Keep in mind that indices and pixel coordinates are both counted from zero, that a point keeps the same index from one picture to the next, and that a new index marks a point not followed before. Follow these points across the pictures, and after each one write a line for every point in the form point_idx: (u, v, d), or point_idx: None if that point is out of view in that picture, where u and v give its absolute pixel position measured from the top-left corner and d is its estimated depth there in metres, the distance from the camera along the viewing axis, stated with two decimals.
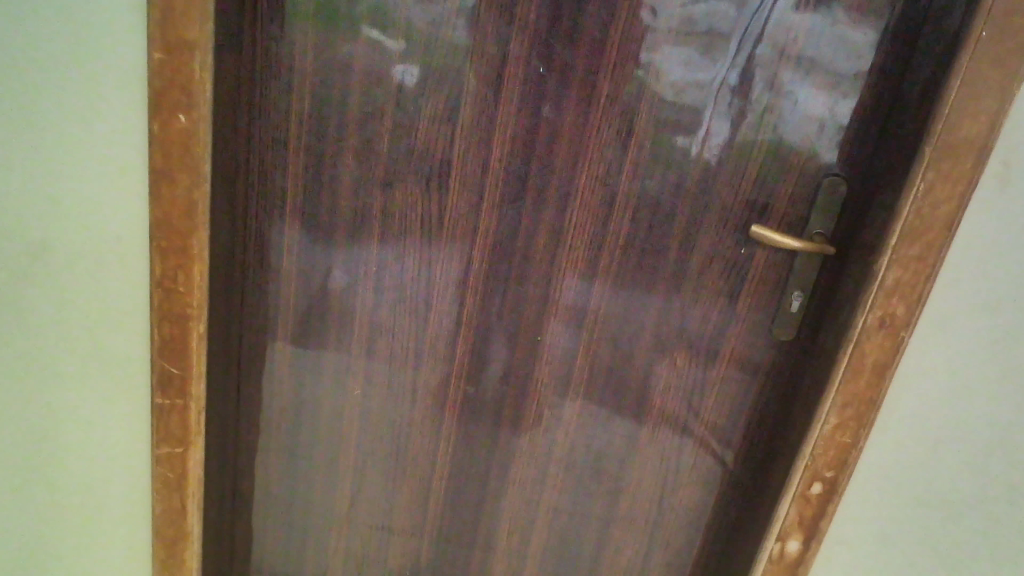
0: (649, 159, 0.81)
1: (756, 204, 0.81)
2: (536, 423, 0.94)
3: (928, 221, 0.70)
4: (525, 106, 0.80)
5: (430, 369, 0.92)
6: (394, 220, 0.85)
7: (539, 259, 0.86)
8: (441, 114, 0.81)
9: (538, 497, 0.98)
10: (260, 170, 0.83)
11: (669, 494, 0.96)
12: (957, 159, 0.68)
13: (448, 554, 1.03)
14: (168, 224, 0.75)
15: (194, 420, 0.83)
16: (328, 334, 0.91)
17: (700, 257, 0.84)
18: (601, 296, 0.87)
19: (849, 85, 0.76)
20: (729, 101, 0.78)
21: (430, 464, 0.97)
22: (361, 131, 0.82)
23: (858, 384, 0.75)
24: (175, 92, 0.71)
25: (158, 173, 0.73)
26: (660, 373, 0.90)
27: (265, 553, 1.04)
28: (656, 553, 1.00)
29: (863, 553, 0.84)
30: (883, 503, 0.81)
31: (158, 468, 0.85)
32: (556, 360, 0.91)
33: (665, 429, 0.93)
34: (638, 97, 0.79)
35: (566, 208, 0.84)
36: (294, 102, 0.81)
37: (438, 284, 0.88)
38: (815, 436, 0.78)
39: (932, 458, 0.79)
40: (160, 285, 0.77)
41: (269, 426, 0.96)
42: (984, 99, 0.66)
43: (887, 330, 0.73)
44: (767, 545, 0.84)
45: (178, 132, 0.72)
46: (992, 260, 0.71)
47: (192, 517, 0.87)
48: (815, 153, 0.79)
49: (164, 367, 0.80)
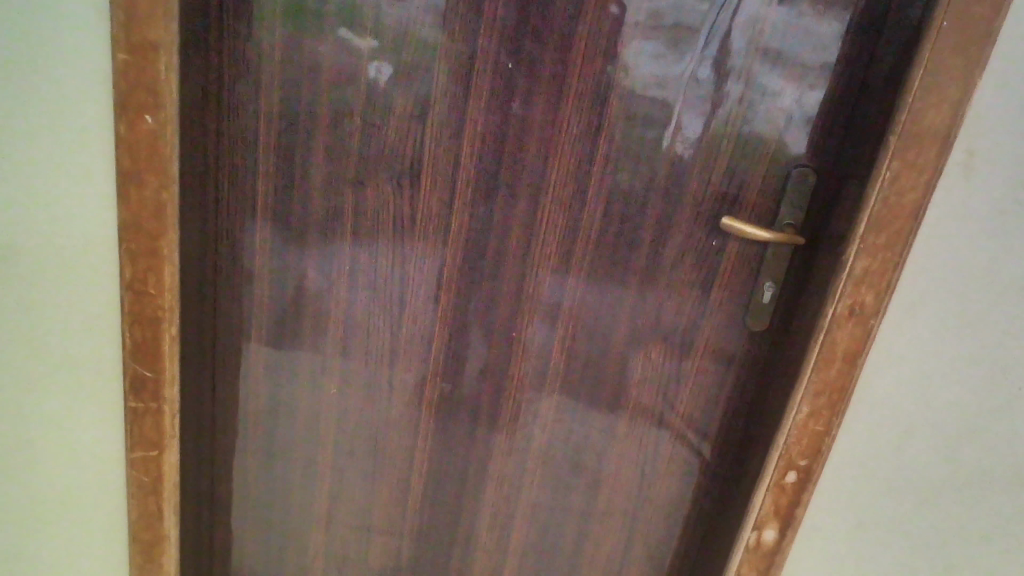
0: (620, 153, 0.81)
1: (727, 196, 0.82)
2: (513, 419, 0.94)
3: (894, 210, 0.70)
4: (496, 102, 0.80)
5: (405, 367, 0.92)
6: (366, 219, 0.85)
7: (512, 256, 0.86)
8: (411, 111, 0.81)
9: (517, 494, 0.98)
10: (230, 171, 0.83)
11: (646, 486, 0.97)
12: (921, 148, 0.68)
13: (428, 552, 1.03)
14: (138, 226, 0.75)
15: (169, 424, 0.83)
16: (302, 335, 0.91)
17: (673, 250, 0.85)
18: (575, 292, 0.87)
19: (816, 76, 0.77)
20: (699, 94, 0.78)
21: (408, 463, 0.97)
22: (331, 130, 0.81)
23: (830, 372, 0.76)
24: (141, 93, 0.70)
25: (126, 176, 0.73)
26: (636, 366, 0.90)
27: (244, 555, 1.03)
28: (635, 546, 1.00)
29: (839, 540, 0.85)
30: (857, 489, 0.82)
31: (132, 472, 0.84)
32: (532, 355, 0.91)
33: (642, 422, 0.93)
34: (607, 92, 0.79)
35: (537, 203, 0.84)
36: (262, 101, 0.80)
37: (412, 283, 0.88)
38: (789, 425, 0.79)
39: (904, 444, 0.80)
40: (130, 288, 0.77)
41: (246, 428, 0.96)
42: (946, 89, 0.67)
43: (856, 319, 0.74)
44: (744, 535, 0.84)
45: (145, 133, 0.71)
46: (958, 247, 0.72)
47: (168, 520, 0.87)
48: (784, 144, 0.79)
49: (136, 370, 0.80)
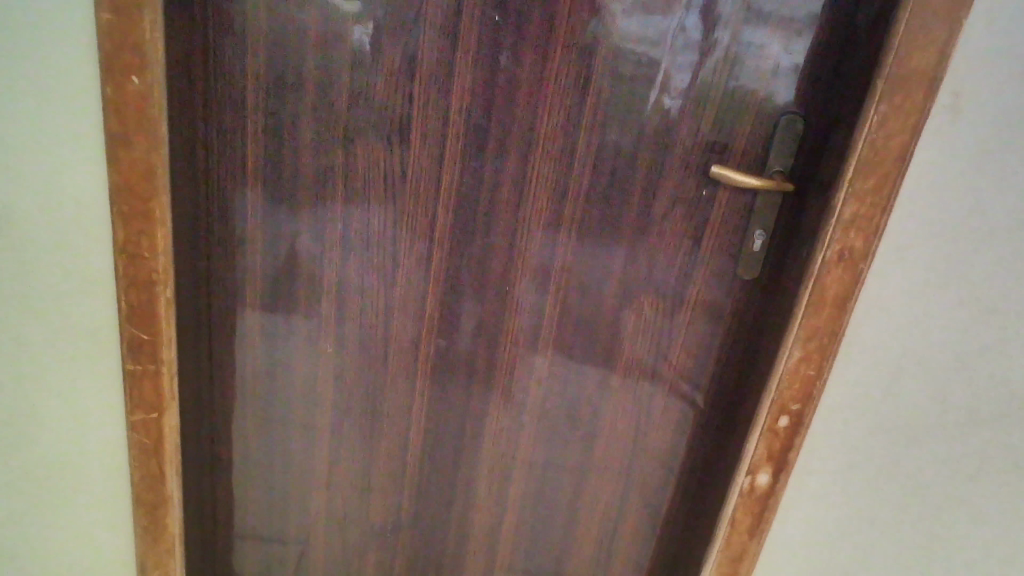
0: (609, 106, 0.81)
1: (716, 147, 0.82)
2: (508, 375, 0.95)
3: (882, 154, 0.71)
4: (483, 57, 0.80)
5: (401, 325, 0.93)
6: (357, 179, 0.85)
7: (503, 212, 0.87)
8: (398, 68, 0.80)
9: (514, 449, 1.00)
10: (219, 133, 0.83)
11: (642, 437, 0.98)
12: (908, 91, 0.69)
13: (427, 509, 1.04)
14: (128, 189, 0.75)
15: (168, 386, 0.83)
16: (297, 296, 0.91)
17: (663, 203, 0.85)
18: (566, 247, 0.88)
19: (802, 24, 0.77)
20: (686, 46, 0.78)
21: (405, 421, 0.99)
22: (319, 90, 0.81)
23: (820, 317, 0.77)
24: (127, 54, 0.70)
25: (114, 139, 0.73)
26: (629, 319, 0.91)
27: (246, 518, 1.05)
28: (632, 497, 1.02)
29: (831, 484, 0.87)
30: (847, 431, 0.84)
31: (133, 436, 0.85)
32: (526, 311, 0.92)
33: (636, 374, 0.94)
34: (595, 44, 0.79)
35: (527, 158, 0.84)
36: (249, 62, 0.80)
37: (405, 242, 0.88)
38: (780, 371, 0.80)
39: (893, 386, 0.81)
40: (124, 252, 0.77)
41: (243, 391, 0.96)
42: (932, 32, 0.67)
43: (845, 263, 0.75)
44: (738, 480, 0.86)
45: (132, 94, 0.71)
46: (944, 190, 0.73)
47: (171, 482, 0.88)
48: (771, 94, 0.79)
49: (133, 334, 0.80)
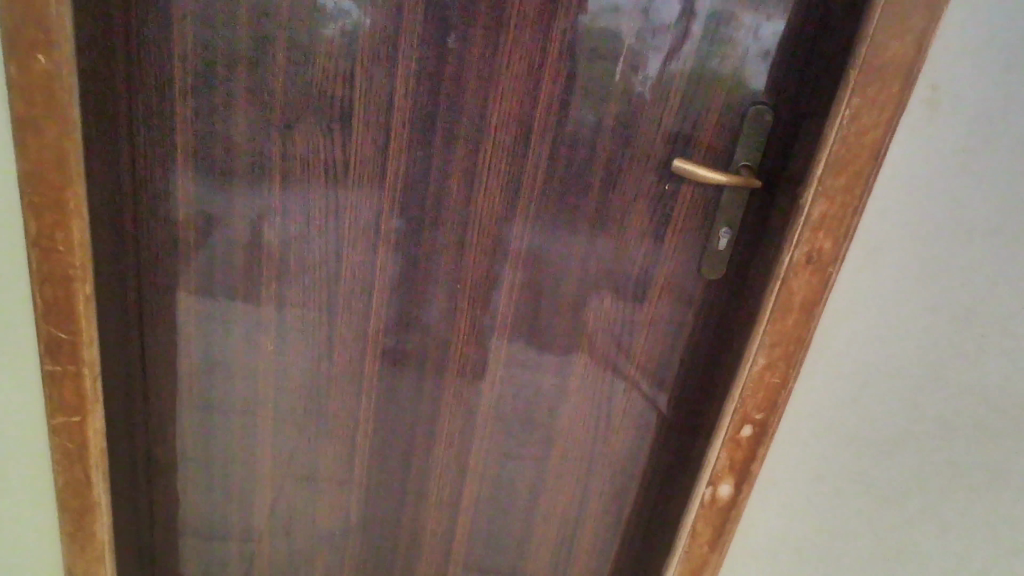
0: (566, 92, 0.76)
1: (680, 137, 0.77)
2: (461, 374, 0.90)
3: (854, 150, 0.66)
4: (429, 39, 0.74)
5: (346, 321, 0.87)
6: (296, 166, 0.80)
7: (454, 204, 0.81)
8: (338, 50, 0.74)
9: (467, 450, 0.95)
10: (145, 116, 0.77)
11: (601, 439, 0.94)
12: (883, 84, 0.64)
13: (377, 511, 1.00)
14: (38, 178, 0.69)
15: (90, 388, 0.78)
16: (234, 290, 0.86)
17: (623, 195, 0.80)
18: (521, 241, 0.83)
19: (773, 7, 0.71)
20: (647, 26, 0.72)
21: (352, 421, 0.94)
22: (253, 70, 0.75)
23: (786, 323, 0.72)
24: (31, 31, 0.64)
25: (21, 124, 0.66)
26: (587, 316, 0.86)
27: (186, 518, 1.00)
28: (591, 500, 0.98)
29: (796, 493, 0.83)
30: (813, 440, 0.80)
31: (54, 440, 0.80)
32: (478, 307, 0.86)
33: (595, 375, 0.89)
34: (549, 25, 0.73)
35: (479, 147, 0.79)
36: (176, 40, 0.74)
37: (348, 234, 0.83)
38: (743, 378, 0.76)
39: (863, 395, 0.77)
40: (37, 245, 0.71)
41: (180, 387, 0.91)
42: (910, 20, 0.61)
43: (814, 267, 0.70)
44: (699, 490, 0.82)
45: (40, 75, 0.65)
46: (919, 191, 0.68)
47: (97, 487, 0.83)
48: (739, 81, 0.74)
49: (51, 333, 0.75)
